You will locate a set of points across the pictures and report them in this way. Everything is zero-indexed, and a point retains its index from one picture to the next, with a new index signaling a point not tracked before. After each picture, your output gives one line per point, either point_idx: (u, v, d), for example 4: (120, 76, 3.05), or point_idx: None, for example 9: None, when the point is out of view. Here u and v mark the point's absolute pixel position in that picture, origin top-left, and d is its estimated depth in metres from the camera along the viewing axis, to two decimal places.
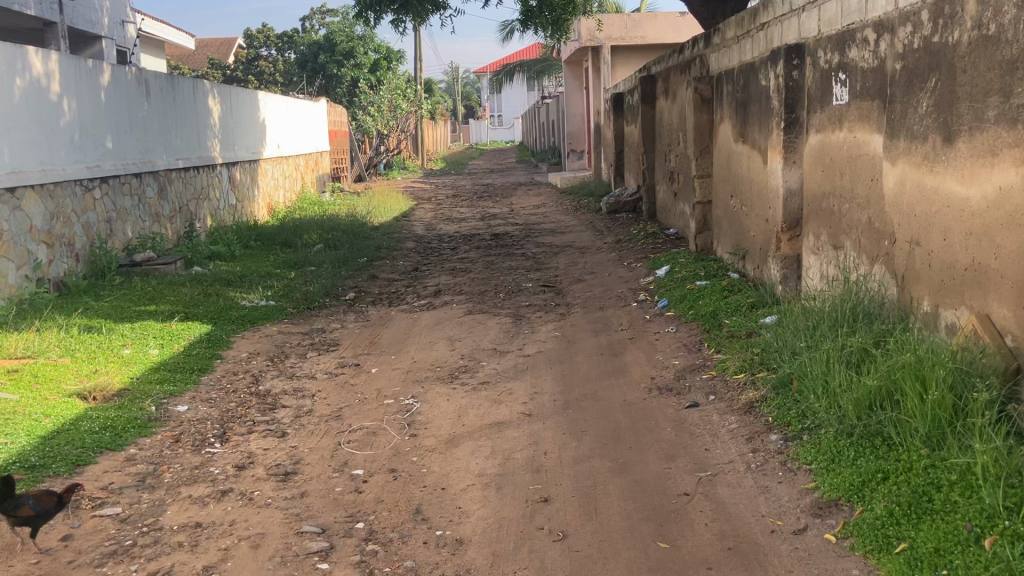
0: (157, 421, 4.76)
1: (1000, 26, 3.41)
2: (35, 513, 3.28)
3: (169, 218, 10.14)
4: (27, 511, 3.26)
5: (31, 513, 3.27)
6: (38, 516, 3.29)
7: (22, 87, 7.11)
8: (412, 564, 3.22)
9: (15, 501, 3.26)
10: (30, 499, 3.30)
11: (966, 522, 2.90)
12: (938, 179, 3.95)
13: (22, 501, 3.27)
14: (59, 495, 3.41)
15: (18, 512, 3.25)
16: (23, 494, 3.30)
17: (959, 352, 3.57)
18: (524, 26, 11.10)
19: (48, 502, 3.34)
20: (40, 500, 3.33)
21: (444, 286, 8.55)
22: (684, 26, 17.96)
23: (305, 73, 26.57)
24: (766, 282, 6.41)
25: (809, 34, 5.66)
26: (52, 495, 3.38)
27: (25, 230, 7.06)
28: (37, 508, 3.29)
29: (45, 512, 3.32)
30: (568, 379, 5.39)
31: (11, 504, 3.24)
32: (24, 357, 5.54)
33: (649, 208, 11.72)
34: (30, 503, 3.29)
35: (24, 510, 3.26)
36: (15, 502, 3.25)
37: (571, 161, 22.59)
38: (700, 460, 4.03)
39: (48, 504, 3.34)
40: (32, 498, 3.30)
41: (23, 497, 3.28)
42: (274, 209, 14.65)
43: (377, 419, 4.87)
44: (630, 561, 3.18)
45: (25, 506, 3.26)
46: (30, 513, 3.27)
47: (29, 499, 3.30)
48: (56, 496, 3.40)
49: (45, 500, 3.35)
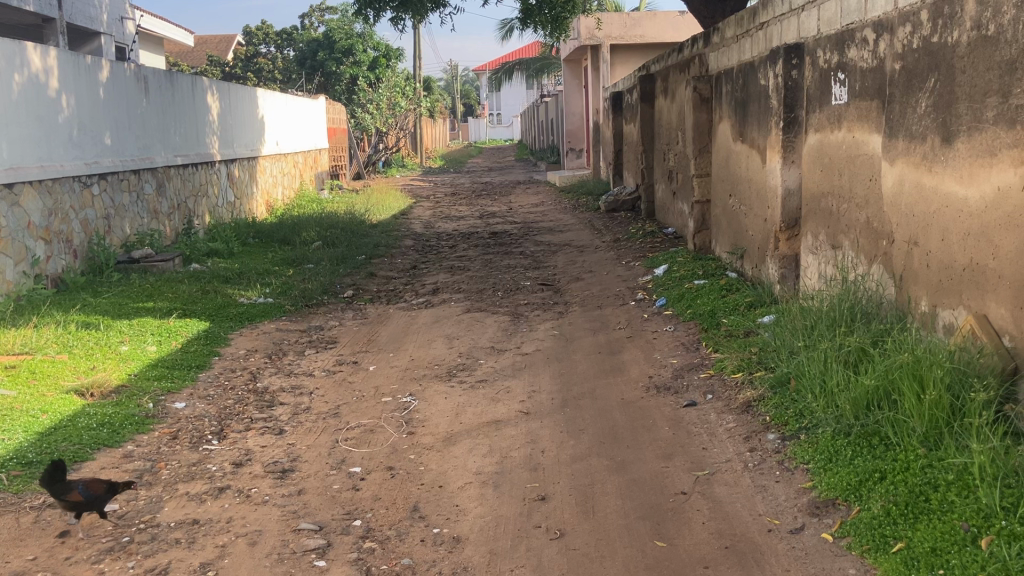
0: (155, 418, 4.76)
1: (1000, 26, 3.41)
2: (83, 498, 3.41)
3: (167, 215, 10.14)
4: (75, 496, 3.40)
5: (78, 498, 3.40)
6: (86, 501, 3.41)
7: (21, 83, 7.10)
8: (408, 562, 3.23)
9: (65, 487, 3.42)
10: (79, 485, 3.43)
11: (962, 522, 2.91)
12: (936, 179, 3.95)
13: (72, 487, 3.42)
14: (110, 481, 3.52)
15: (67, 498, 3.40)
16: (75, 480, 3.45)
17: (956, 351, 3.58)
18: (524, 25, 11.08)
19: (98, 488, 3.45)
20: (90, 485, 3.45)
21: (442, 285, 8.54)
22: (684, 26, 17.98)
23: (304, 70, 26.75)
24: (765, 282, 6.41)
25: (809, 34, 5.66)
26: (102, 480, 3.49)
27: (24, 226, 7.07)
28: (85, 493, 3.42)
29: (95, 498, 3.44)
30: (566, 377, 5.40)
31: (62, 489, 3.42)
32: (22, 353, 5.53)
33: (649, 208, 11.71)
34: (79, 489, 3.42)
35: (73, 496, 3.40)
36: (65, 487, 3.42)
37: (570, 159, 22.60)
38: (697, 459, 4.03)
39: (97, 490, 3.45)
40: (81, 483, 3.42)
41: (72, 483, 3.43)
42: (273, 206, 14.72)
43: (375, 416, 4.87)
44: (626, 560, 3.18)
45: (73, 492, 3.41)
46: (78, 498, 3.41)
47: (78, 485, 3.43)
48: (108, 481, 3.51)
49: (96, 486, 3.46)
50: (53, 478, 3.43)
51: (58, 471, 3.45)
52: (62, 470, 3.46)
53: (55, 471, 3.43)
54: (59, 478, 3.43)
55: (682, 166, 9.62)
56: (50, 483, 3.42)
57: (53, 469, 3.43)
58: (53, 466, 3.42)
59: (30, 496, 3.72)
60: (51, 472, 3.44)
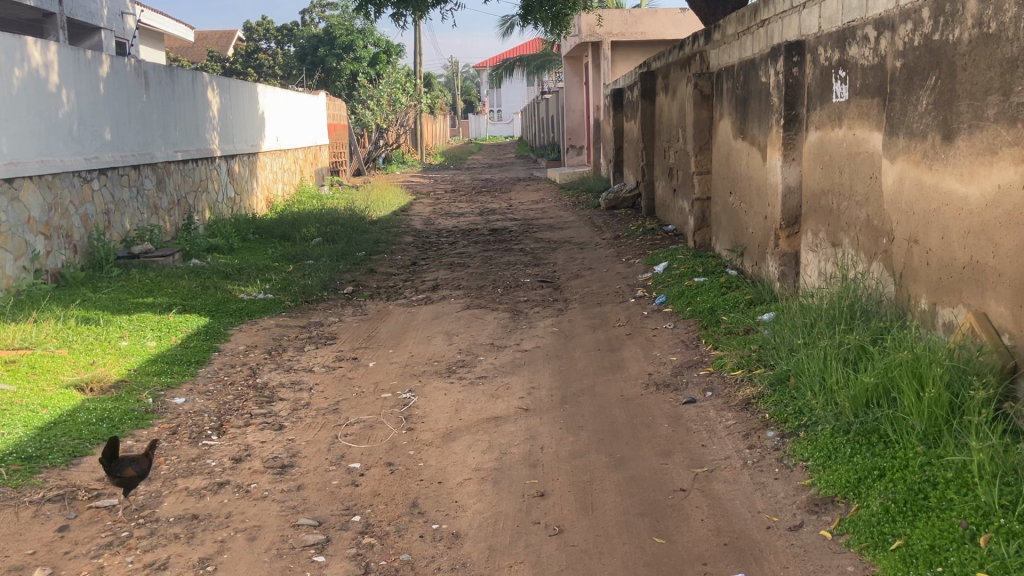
0: (154, 413, 4.76)
1: (1000, 24, 3.41)
2: (135, 474, 3.65)
3: (168, 210, 10.16)
4: (131, 472, 3.62)
5: (134, 474, 3.64)
6: (138, 477, 3.66)
7: (21, 78, 7.09)
8: (408, 558, 3.23)
9: (120, 464, 3.63)
10: (132, 462, 3.66)
11: (961, 520, 2.91)
12: (937, 177, 3.95)
13: (125, 464, 3.64)
14: (149, 458, 3.78)
15: (123, 473, 3.61)
16: (124, 458, 3.66)
17: (955, 349, 3.58)
18: (525, 21, 11.06)
19: (144, 465, 3.71)
20: (139, 462, 3.70)
21: (442, 282, 8.52)
22: (684, 21, 17.99)
23: (304, 66, 26.65)
24: (765, 279, 6.40)
25: (809, 31, 5.67)
26: (146, 458, 3.75)
27: (24, 221, 7.07)
28: (138, 470, 3.66)
29: (143, 474, 3.69)
30: (565, 374, 5.39)
31: (116, 466, 3.61)
32: (21, 348, 5.51)
33: (649, 205, 11.70)
34: (132, 466, 3.65)
35: (129, 471, 3.62)
36: (120, 464, 3.62)
37: (570, 156, 22.58)
38: (696, 456, 4.04)
39: (145, 466, 3.70)
40: (134, 461, 3.66)
41: (125, 460, 3.64)
42: (273, 202, 14.73)
43: (374, 412, 4.88)
44: (626, 557, 3.18)
45: (128, 469, 3.63)
46: (132, 474, 3.64)
47: (131, 462, 3.66)
48: (148, 458, 3.77)
49: (142, 462, 3.72)
50: (109, 454, 3.61)
51: (114, 447, 3.64)
52: (116, 447, 3.65)
53: (113, 446, 3.62)
54: (115, 454, 3.63)
55: (682, 164, 9.64)
56: (107, 459, 3.59)
57: (112, 445, 3.62)
58: (114, 442, 3.61)
59: (30, 490, 3.71)
60: (107, 448, 3.61)
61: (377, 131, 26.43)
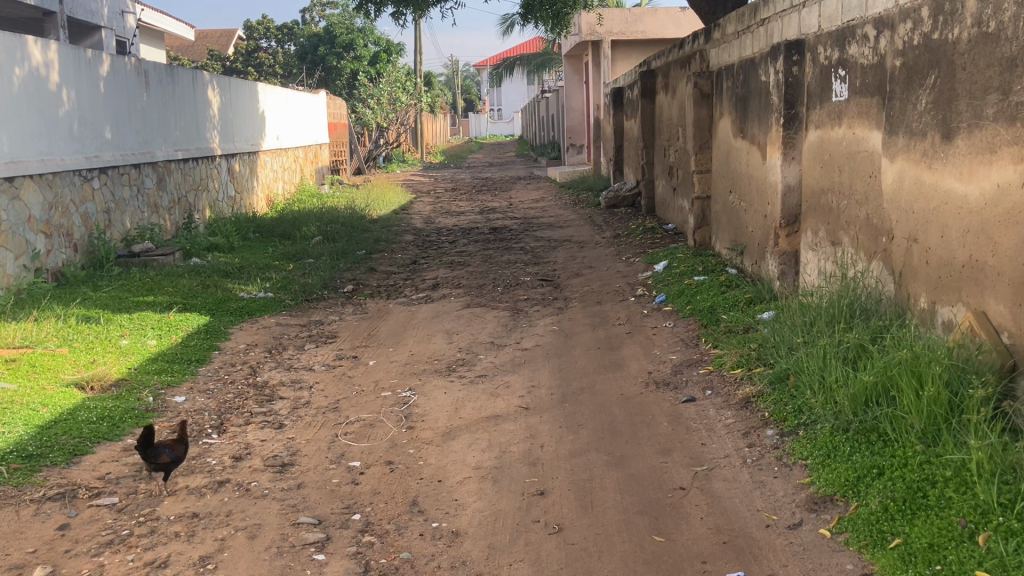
0: (154, 412, 4.76)
1: (1000, 24, 3.41)
2: (171, 460, 3.81)
3: (168, 209, 10.15)
4: (166, 459, 3.79)
5: (168, 459, 3.80)
6: (174, 462, 3.82)
7: (22, 76, 7.11)
8: (407, 556, 3.24)
9: (156, 451, 3.79)
10: (167, 448, 3.82)
11: (960, 518, 2.92)
12: (936, 176, 3.95)
13: (161, 450, 3.80)
14: (185, 443, 3.93)
15: (158, 459, 3.78)
16: (160, 444, 3.82)
17: (955, 348, 3.58)
18: (526, 20, 11.04)
19: (180, 451, 3.87)
20: (175, 448, 3.85)
21: (442, 281, 8.52)
22: (684, 21, 17.97)
23: (304, 65, 26.61)
24: (764, 277, 6.40)
25: (808, 30, 5.67)
26: (182, 443, 3.91)
27: (24, 220, 7.06)
28: (173, 455, 3.83)
29: (179, 459, 3.85)
30: (565, 372, 5.40)
31: (152, 453, 3.78)
32: (21, 347, 5.52)
33: (649, 204, 11.70)
34: (167, 452, 3.82)
35: (164, 458, 3.79)
36: (156, 450, 3.79)
37: (571, 155, 22.55)
38: (696, 454, 4.05)
39: (180, 452, 3.86)
40: (169, 447, 3.82)
41: (161, 447, 3.80)
42: (273, 200, 14.72)
43: (375, 410, 4.89)
44: (625, 555, 3.19)
45: (164, 455, 3.79)
46: (167, 460, 3.80)
47: (166, 448, 3.82)
48: (185, 443, 3.93)
49: (178, 448, 3.87)
50: (145, 442, 3.77)
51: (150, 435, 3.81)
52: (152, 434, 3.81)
53: (149, 434, 3.78)
54: (151, 442, 3.79)
55: (682, 162, 9.64)
56: (143, 447, 3.76)
57: (147, 433, 3.78)
58: (150, 430, 3.76)
59: (31, 488, 3.73)
60: (144, 436, 3.78)
61: (377, 130, 26.48)
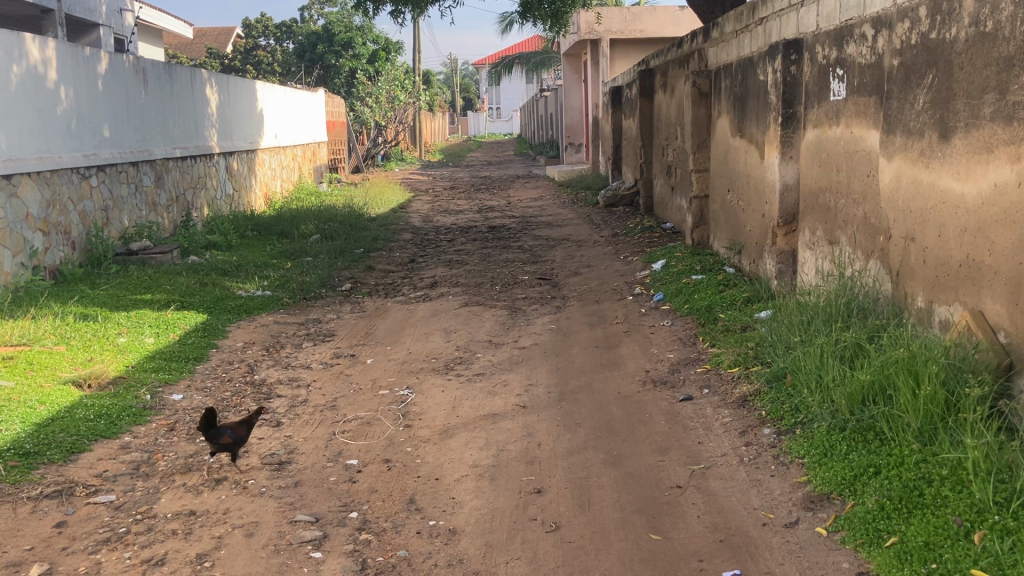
0: (152, 409, 4.77)
1: (996, 24, 3.43)
2: (232, 441, 3.99)
3: (166, 207, 10.13)
4: (226, 440, 3.97)
5: (229, 441, 3.98)
6: (235, 443, 4.00)
7: (19, 75, 7.09)
8: (404, 554, 3.24)
9: (218, 431, 3.98)
10: (228, 429, 4.00)
11: (956, 517, 2.93)
12: (932, 175, 3.97)
13: (222, 432, 3.98)
14: (249, 424, 4.10)
15: (219, 440, 3.97)
16: (223, 424, 4.01)
17: (952, 347, 3.58)
18: (524, 19, 11.05)
19: (242, 432, 4.04)
20: (236, 430, 4.02)
21: (441, 279, 8.54)
22: (684, 20, 17.97)
23: (303, 64, 26.14)
24: (762, 276, 6.41)
25: (807, 30, 5.67)
26: (244, 424, 4.07)
27: (21, 218, 7.04)
28: (234, 437, 4.00)
29: (240, 440, 4.02)
30: (563, 371, 5.41)
31: (214, 433, 3.97)
32: (19, 344, 5.53)
33: (648, 203, 11.70)
34: (228, 433, 3.99)
35: (224, 439, 3.97)
36: (217, 431, 3.98)
37: (570, 154, 22.54)
38: (693, 452, 4.05)
39: (242, 433, 4.03)
40: (230, 428, 4.00)
41: (222, 428, 3.99)
42: (271, 198, 14.70)
43: (372, 408, 4.89)
44: (622, 553, 3.19)
45: (224, 436, 3.98)
46: (229, 441, 3.99)
47: (228, 429, 4.00)
48: (248, 425, 4.09)
49: (240, 429, 4.04)
50: (208, 423, 3.97)
51: (213, 417, 4.01)
52: (215, 416, 4.01)
53: (211, 415, 3.98)
54: (213, 423, 3.99)
55: (680, 162, 9.65)
56: (206, 428, 3.96)
57: (209, 415, 3.98)
58: (211, 412, 3.96)
59: (28, 486, 3.72)
60: (207, 418, 3.99)
61: (377, 129, 26.75)
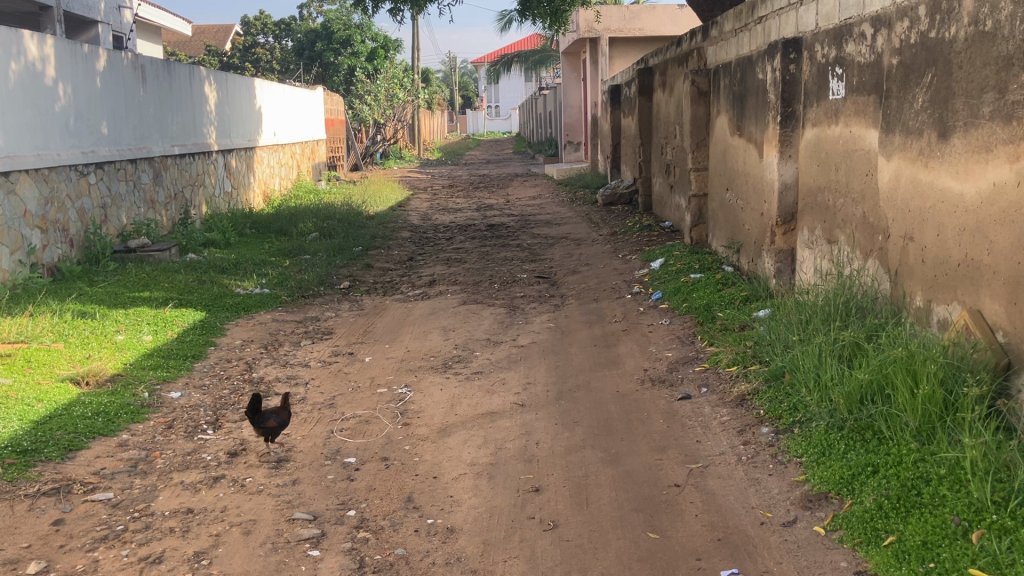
0: (149, 408, 4.75)
1: (996, 23, 3.42)
2: (277, 424, 4.17)
3: (163, 205, 10.08)
4: (272, 424, 4.14)
5: (275, 425, 4.15)
6: (280, 426, 4.17)
7: (17, 71, 7.08)
8: (402, 552, 3.24)
9: (263, 417, 4.15)
10: (273, 414, 4.17)
11: (954, 517, 2.93)
12: (932, 175, 3.96)
13: (267, 416, 4.15)
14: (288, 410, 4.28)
15: (265, 425, 4.14)
16: (267, 410, 4.18)
17: (950, 347, 3.59)
18: (523, 17, 11.04)
19: (286, 416, 4.23)
20: (280, 414, 4.20)
21: (440, 277, 8.53)
22: (683, 19, 17.94)
23: (302, 61, 26.45)
24: (761, 275, 6.41)
25: (806, 29, 5.66)
26: (285, 409, 4.25)
27: (19, 214, 7.03)
28: (279, 420, 4.17)
29: (284, 423, 4.20)
30: (562, 370, 5.40)
31: (260, 418, 4.14)
32: (17, 341, 5.53)
33: (648, 202, 11.71)
34: (273, 418, 4.17)
35: (270, 423, 4.14)
36: (263, 416, 4.14)
37: (569, 152, 22.49)
38: (691, 451, 4.05)
39: (285, 417, 4.21)
40: (275, 413, 4.17)
41: (267, 413, 4.16)
42: (269, 196, 14.64)
43: (370, 407, 4.88)
44: (620, 552, 3.19)
45: (270, 420, 4.15)
46: (274, 424, 4.16)
47: (273, 414, 4.17)
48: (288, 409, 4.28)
49: (283, 414, 4.23)
50: (254, 409, 4.14)
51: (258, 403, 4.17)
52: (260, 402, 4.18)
53: (256, 402, 4.14)
54: (259, 409, 4.15)
55: (679, 160, 9.65)
56: (253, 414, 4.12)
57: (255, 401, 4.14)
58: (257, 398, 4.13)
59: (25, 484, 3.71)
60: (252, 404, 4.15)
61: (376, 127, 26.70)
